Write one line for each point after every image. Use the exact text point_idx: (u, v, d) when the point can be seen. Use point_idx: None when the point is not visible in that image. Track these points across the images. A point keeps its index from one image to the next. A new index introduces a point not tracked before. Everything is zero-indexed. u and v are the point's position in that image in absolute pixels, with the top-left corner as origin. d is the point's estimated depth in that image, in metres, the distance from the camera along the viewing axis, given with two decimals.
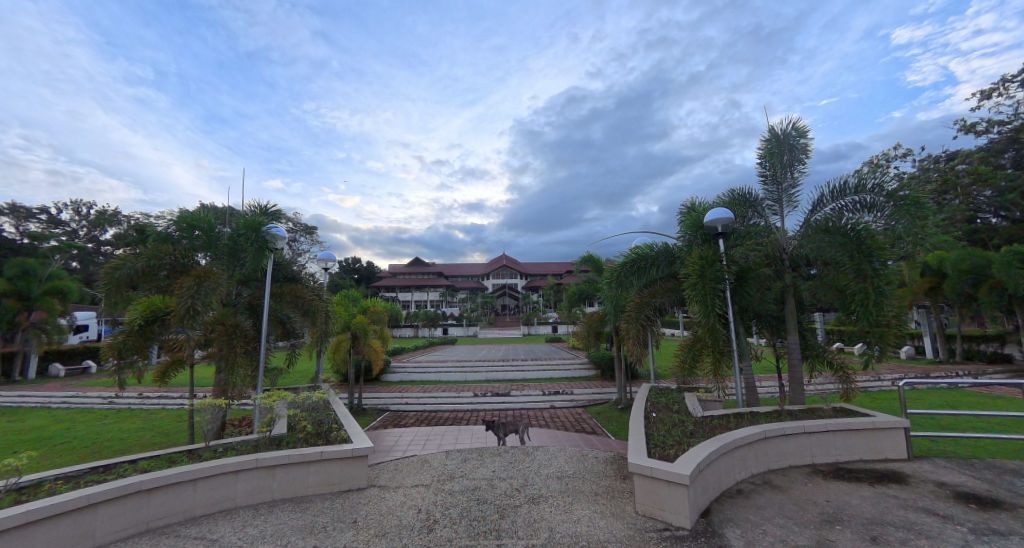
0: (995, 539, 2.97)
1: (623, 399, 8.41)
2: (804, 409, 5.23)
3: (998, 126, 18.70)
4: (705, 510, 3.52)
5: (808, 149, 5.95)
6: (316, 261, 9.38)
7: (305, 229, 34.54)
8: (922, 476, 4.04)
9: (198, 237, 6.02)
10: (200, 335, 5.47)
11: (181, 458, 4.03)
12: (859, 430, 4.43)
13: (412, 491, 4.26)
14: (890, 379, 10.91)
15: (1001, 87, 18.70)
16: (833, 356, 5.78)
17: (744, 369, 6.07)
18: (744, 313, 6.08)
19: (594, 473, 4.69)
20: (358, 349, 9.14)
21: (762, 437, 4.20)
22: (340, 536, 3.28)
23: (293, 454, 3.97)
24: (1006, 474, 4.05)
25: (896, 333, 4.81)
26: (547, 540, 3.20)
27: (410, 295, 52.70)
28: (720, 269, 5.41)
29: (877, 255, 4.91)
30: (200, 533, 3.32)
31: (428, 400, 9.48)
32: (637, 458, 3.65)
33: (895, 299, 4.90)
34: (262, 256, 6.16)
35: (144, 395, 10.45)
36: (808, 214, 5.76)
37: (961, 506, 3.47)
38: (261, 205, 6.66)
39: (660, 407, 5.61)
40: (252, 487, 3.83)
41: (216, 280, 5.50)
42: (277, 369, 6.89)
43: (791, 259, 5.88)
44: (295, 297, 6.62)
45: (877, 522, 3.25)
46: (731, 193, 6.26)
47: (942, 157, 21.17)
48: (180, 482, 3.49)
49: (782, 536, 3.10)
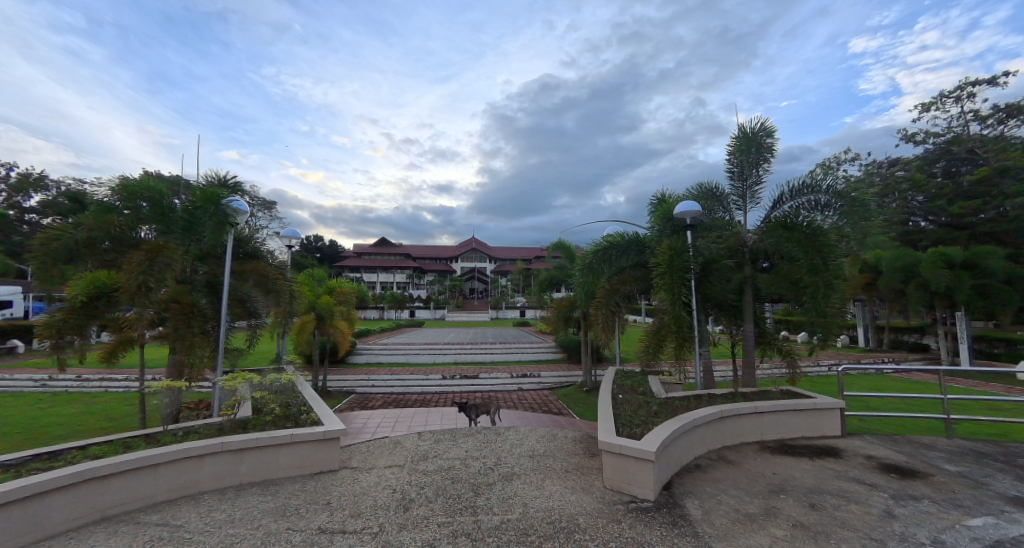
0: (910, 503, 3.42)
1: (589, 381, 8.73)
2: (756, 391, 5.69)
3: (933, 138, 20.52)
4: (668, 483, 3.80)
5: (773, 149, 6.27)
6: (278, 237, 8.96)
7: (264, 204, 32.77)
8: (854, 450, 4.54)
9: (145, 207, 5.62)
10: (152, 314, 5.15)
11: (137, 442, 3.87)
12: (803, 410, 4.90)
13: (385, 471, 4.30)
14: (827, 364, 12.05)
15: (938, 102, 20.41)
16: (782, 342, 6.26)
17: (703, 353, 6.47)
18: (705, 302, 6.43)
19: (564, 451, 4.90)
20: (323, 330, 8.86)
21: (719, 417, 4.55)
22: (314, 518, 3.28)
23: (262, 437, 3.91)
24: (920, 448, 4.63)
25: (836, 324, 5.31)
26: (520, 515, 3.35)
27: (375, 276, 51.39)
28: (687, 259, 5.73)
29: (828, 250, 5.33)
30: (163, 519, 3.22)
31: (396, 383, 9.45)
32: (607, 437, 3.87)
33: (840, 292, 5.35)
34: (222, 231, 5.74)
35: (82, 377, 9.75)
36: (768, 211, 6.12)
37: (885, 475, 3.94)
38: (219, 175, 6.31)
39: (626, 389, 5.91)
40: (219, 471, 3.75)
41: (170, 255, 5.21)
42: (237, 350, 6.60)
43: (752, 252, 6.25)
44: (258, 275, 6.28)
45: (816, 490, 3.64)
46: (699, 187, 6.68)
47: (885, 162, 23.15)
48: (141, 467, 3.36)
49: (735, 505, 3.42)
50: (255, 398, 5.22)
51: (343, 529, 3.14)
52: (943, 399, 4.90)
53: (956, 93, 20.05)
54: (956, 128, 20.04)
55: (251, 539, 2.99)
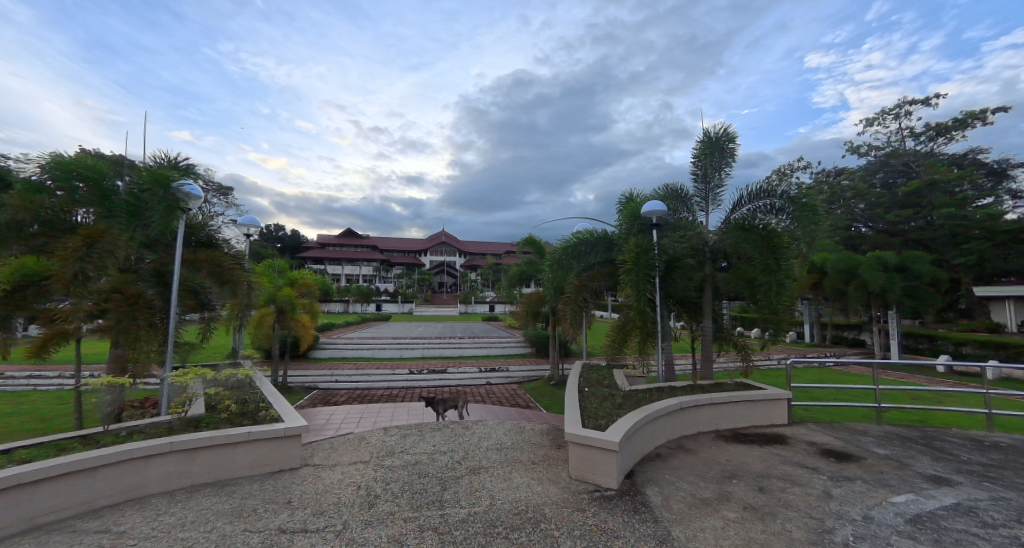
0: (845, 484, 3.75)
1: (556, 375, 8.91)
2: (713, 383, 6.03)
3: (875, 151, 22.28)
4: (630, 472, 3.97)
5: (735, 154, 6.62)
6: (236, 225, 8.51)
7: (219, 189, 30.77)
8: (799, 437, 4.92)
9: (81, 189, 5.15)
10: (90, 305, 4.76)
11: (72, 444, 3.60)
12: (754, 401, 5.24)
13: (350, 468, 4.23)
14: (777, 358, 12.92)
15: (880, 117, 22.15)
16: (737, 338, 6.65)
17: (664, 348, 6.77)
18: (668, 299, 6.71)
19: (531, 443, 5.01)
20: (283, 324, 8.52)
21: (679, 408, 4.79)
22: (273, 518, 3.19)
23: (216, 436, 3.75)
24: (856, 434, 5.08)
25: (786, 320, 5.71)
26: (487, 507, 3.41)
27: (339, 268, 49.78)
28: (652, 257, 5.95)
29: (780, 252, 5.72)
30: (104, 525, 3.02)
31: (361, 378, 9.25)
32: (573, 428, 3.98)
33: (790, 291, 5.75)
34: (173, 217, 5.37)
35: (7, 374, 8.89)
36: (728, 213, 6.46)
37: (825, 459, 4.30)
38: (168, 156, 5.91)
39: (592, 382, 6.09)
40: (167, 472, 3.56)
41: (112, 241, 4.83)
42: (188, 344, 6.23)
43: (712, 252, 6.57)
44: (213, 265, 5.97)
45: (764, 475, 3.92)
46: (665, 188, 6.95)
47: (832, 172, 24.89)
48: (77, 471, 3.14)
49: (692, 491, 3.63)
50: (208, 395, 4.98)
51: (304, 528, 3.07)
52: (876, 390, 5.37)
53: (896, 110, 21.83)
54: (894, 143, 21.83)
55: (205, 542, 2.87)
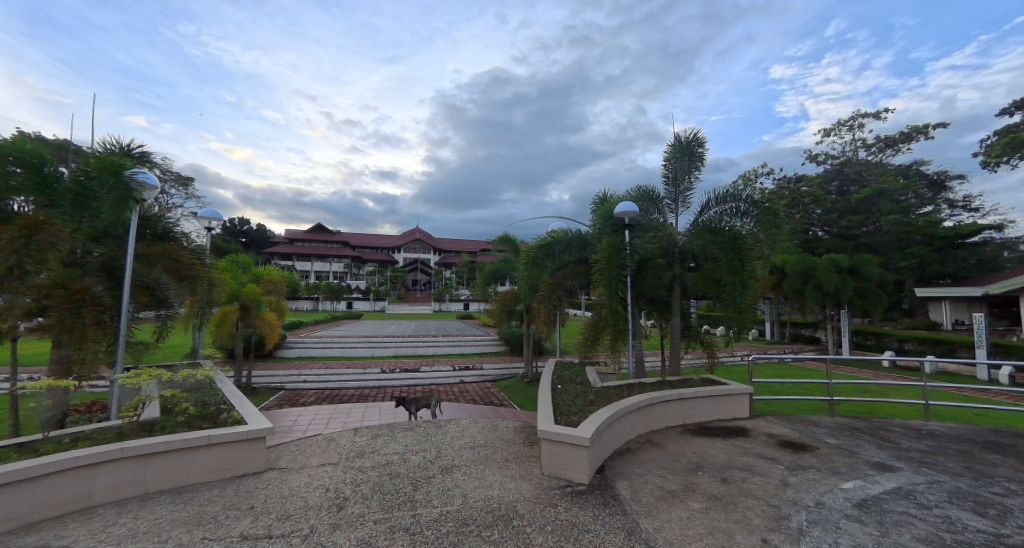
0: (800, 472, 3.99)
1: (529, 373, 8.99)
2: (680, 379, 6.25)
3: (831, 160, 23.62)
4: (601, 467, 4.08)
5: (704, 158, 6.87)
6: (196, 218, 8.09)
7: (178, 180, 29.10)
8: (759, 430, 5.18)
9: (18, 174, 4.72)
10: (28, 303, 4.41)
11: (9, 454, 3.34)
12: (718, 396, 5.48)
13: (318, 470, 4.11)
14: (741, 355, 13.52)
15: (836, 128, 23.51)
16: (703, 335, 6.92)
17: (635, 345, 6.95)
18: (639, 298, 6.90)
19: (504, 441, 5.04)
20: (247, 322, 8.17)
21: (648, 403, 4.95)
22: (234, 525, 3.07)
23: (172, 440, 3.57)
24: (810, 425, 5.40)
25: (748, 319, 5.99)
26: (460, 506, 3.41)
27: (307, 265, 48.10)
28: (624, 257, 6.10)
29: (744, 253, 6.01)
30: (44, 539, 2.82)
31: (330, 377, 9.00)
32: (546, 425, 4.04)
33: (752, 290, 6.04)
34: (125, 208, 5.02)
35: None
36: (697, 215, 6.70)
37: (782, 450, 4.56)
38: (120, 143, 5.54)
39: (565, 379, 6.19)
40: (118, 480, 3.37)
41: (55, 232, 4.45)
42: (143, 344, 5.87)
43: (681, 253, 6.80)
44: (170, 260, 5.65)
45: (727, 466, 4.12)
46: (638, 189, 7.13)
47: (792, 178, 26.23)
48: (14, 482, 2.92)
49: (659, 483, 3.76)
50: (163, 398, 4.73)
51: (268, 534, 2.98)
52: (829, 384, 5.71)
53: (850, 122, 23.23)
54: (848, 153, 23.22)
55: None
